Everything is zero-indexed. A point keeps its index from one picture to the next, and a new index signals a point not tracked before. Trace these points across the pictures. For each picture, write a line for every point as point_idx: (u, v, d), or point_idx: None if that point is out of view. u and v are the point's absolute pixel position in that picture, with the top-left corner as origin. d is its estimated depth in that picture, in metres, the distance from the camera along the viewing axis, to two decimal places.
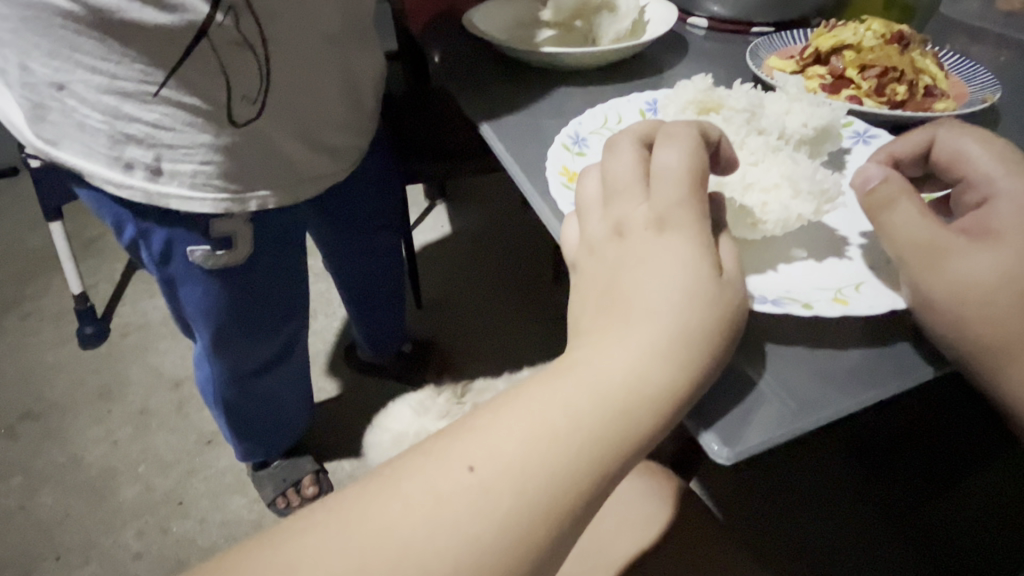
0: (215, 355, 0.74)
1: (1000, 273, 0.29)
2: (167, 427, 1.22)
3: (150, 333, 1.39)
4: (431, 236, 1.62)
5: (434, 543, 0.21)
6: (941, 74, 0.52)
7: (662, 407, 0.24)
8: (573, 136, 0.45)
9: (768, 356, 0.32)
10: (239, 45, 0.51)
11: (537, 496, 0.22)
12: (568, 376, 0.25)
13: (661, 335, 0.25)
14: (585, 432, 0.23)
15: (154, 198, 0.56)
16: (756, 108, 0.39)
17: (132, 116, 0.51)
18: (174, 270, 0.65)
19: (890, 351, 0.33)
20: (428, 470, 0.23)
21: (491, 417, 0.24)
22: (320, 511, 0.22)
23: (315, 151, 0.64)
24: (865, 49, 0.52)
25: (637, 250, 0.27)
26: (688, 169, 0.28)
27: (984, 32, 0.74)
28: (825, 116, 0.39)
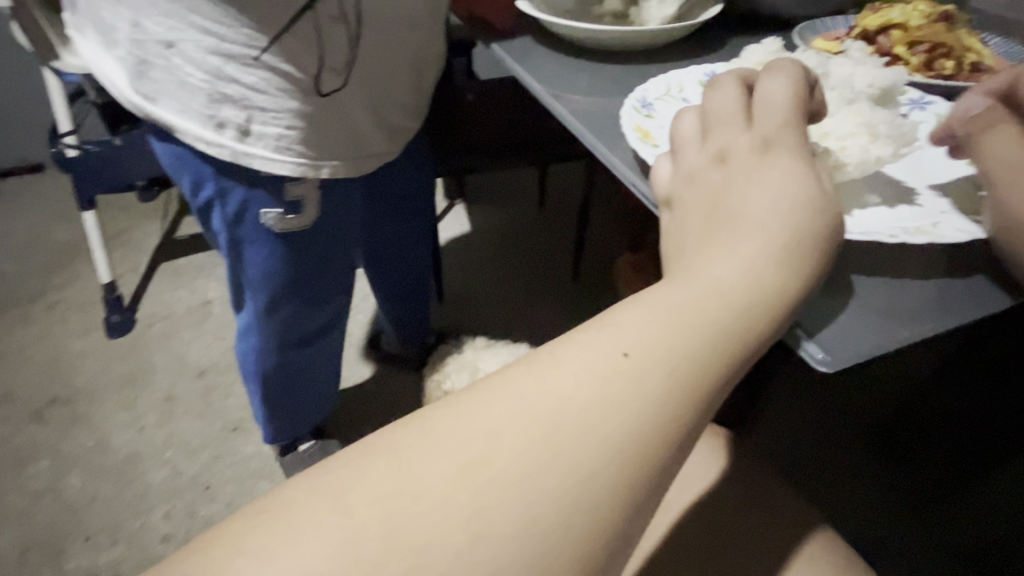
0: (265, 320, 0.78)
1: None
2: (194, 412, 1.24)
3: (175, 321, 1.41)
4: (453, 232, 1.65)
5: (603, 420, 0.22)
6: (986, 53, 0.54)
7: (783, 302, 0.26)
8: (641, 100, 0.48)
9: (856, 285, 0.35)
10: (337, 19, 0.59)
11: (691, 381, 0.23)
12: (700, 276, 0.26)
13: (776, 238, 0.27)
14: (722, 321, 0.25)
15: (239, 157, 0.62)
16: (823, 70, 0.42)
17: (233, 77, 0.58)
18: (244, 231, 0.70)
19: (968, 282, 0.36)
20: (578, 358, 0.24)
21: (628, 313, 0.25)
22: (475, 394, 0.24)
23: (382, 129, 0.72)
24: (912, 28, 0.55)
25: (745, 168, 0.30)
26: (788, 98, 0.32)
27: (1015, 23, 0.76)
28: (888, 77, 0.42)
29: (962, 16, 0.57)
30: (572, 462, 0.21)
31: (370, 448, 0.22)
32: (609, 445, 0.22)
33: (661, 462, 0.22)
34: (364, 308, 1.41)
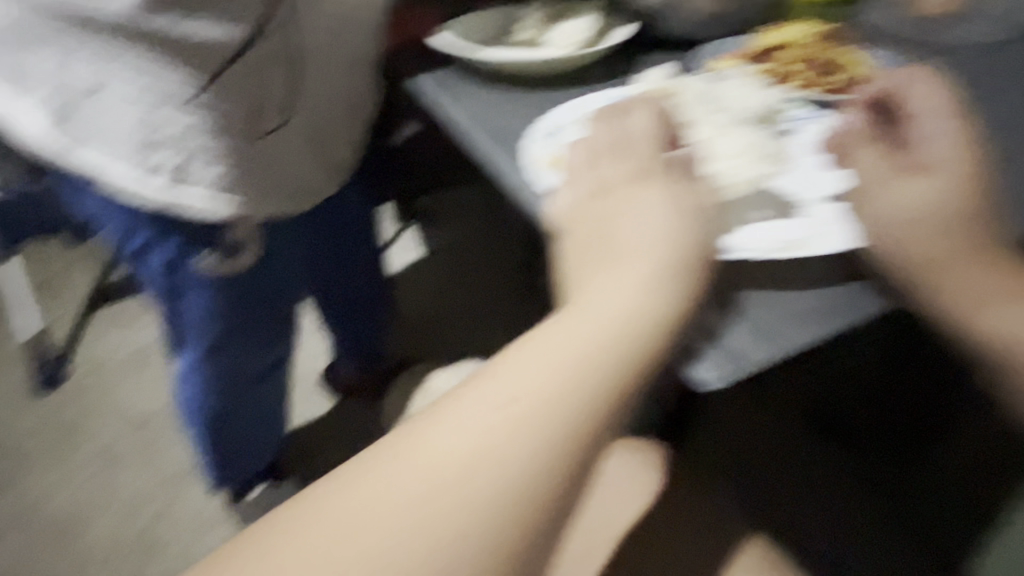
0: (210, 368, 0.76)
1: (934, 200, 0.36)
2: (141, 462, 1.18)
3: (118, 366, 1.35)
4: (408, 254, 1.65)
5: (508, 446, 0.27)
6: (869, 68, 0.58)
7: (658, 326, 0.31)
8: (551, 129, 0.54)
9: (745, 303, 0.39)
10: (273, 63, 0.62)
11: (579, 410, 0.28)
12: (588, 315, 0.31)
13: (648, 274, 0.32)
14: (602, 352, 0.30)
15: (173, 200, 0.61)
16: (712, 94, 0.48)
17: (166, 121, 0.57)
18: (181, 279, 0.69)
19: (848, 289, 0.39)
20: (482, 396, 0.29)
21: (525, 352, 0.30)
22: (403, 433, 0.29)
23: (318, 166, 0.72)
24: (802, 47, 0.58)
25: (619, 198, 0.37)
26: (647, 138, 0.40)
27: None
28: (764, 100, 0.48)
29: (845, 34, 0.61)
30: (486, 484, 0.27)
31: (312, 502, 0.27)
32: (510, 468, 0.27)
33: (558, 477, 0.27)
34: (320, 339, 1.39)
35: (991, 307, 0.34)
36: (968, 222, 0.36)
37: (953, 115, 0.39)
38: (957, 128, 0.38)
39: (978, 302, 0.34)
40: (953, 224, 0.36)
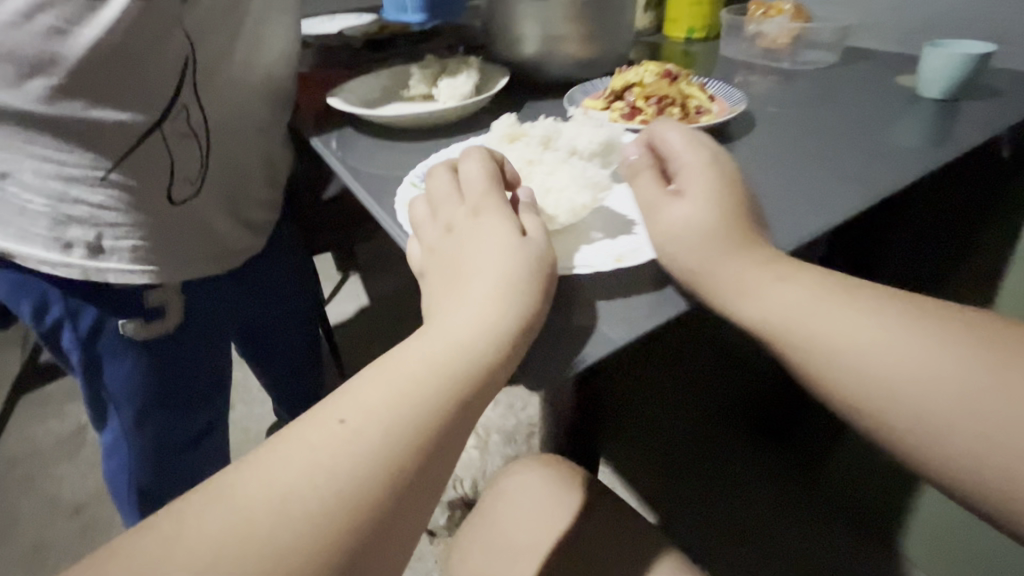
0: (137, 434, 0.72)
1: (687, 221, 0.41)
2: (70, 556, 1.09)
3: (42, 457, 1.26)
4: (349, 305, 1.66)
5: (367, 442, 0.31)
6: (704, 98, 0.68)
7: (495, 331, 0.36)
8: (420, 175, 0.55)
9: (600, 310, 0.41)
10: (187, 136, 0.60)
11: (421, 408, 0.33)
12: (442, 326, 0.37)
13: (485, 289, 0.38)
14: (443, 360, 0.34)
15: (92, 274, 0.59)
16: (552, 135, 0.52)
17: (79, 198, 0.56)
18: (102, 347, 0.66)
19: (665, 293, 0.42)
20: (330, 413, 0.32)
21: (372, 371, 0.34)
22: (256, 456, 0.31)
23: (237, 225, 0.71)
24: (647, 85, 0.67)
25: (464, 234, 0.42)
26: (483, 173, 0.45)
27: (758, 65, 0.95)
28: (603, 134, 0.52)
29: (683, 70, 0.70)
30: (347, 475, 0.30)
31: (180, 517, 0.29)
32: (360, 464, 0.30)
33: (408, 468, 0.31)
34: (261, 401, 1.37)
35: (758, 292, 0.39)
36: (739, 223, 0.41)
37: (700, 147, 0.45)
38: (703, 158, 0.44)
39: (741, 292, 0.39)
40: (721, 228, 0.41)
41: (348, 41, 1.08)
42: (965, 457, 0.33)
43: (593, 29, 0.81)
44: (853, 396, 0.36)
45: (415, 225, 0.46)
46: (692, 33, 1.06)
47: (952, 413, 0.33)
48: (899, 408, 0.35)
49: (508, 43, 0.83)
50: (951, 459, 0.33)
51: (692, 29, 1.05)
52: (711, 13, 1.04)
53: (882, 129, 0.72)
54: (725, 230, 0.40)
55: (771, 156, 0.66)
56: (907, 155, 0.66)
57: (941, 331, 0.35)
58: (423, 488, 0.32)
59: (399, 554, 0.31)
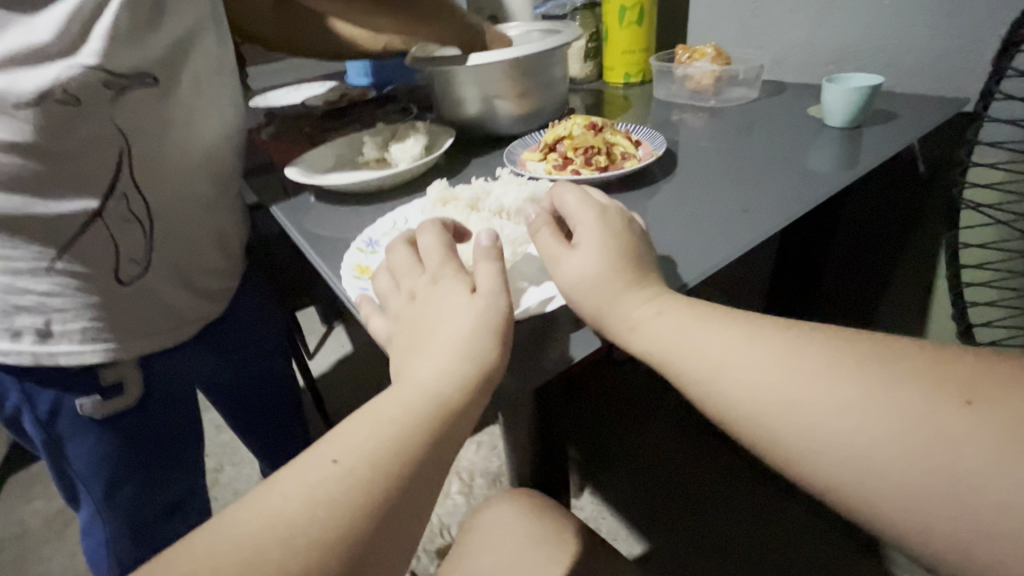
0: (108, 507, 0.75)
1: (582, 267, 0.45)
2: None
3: (32, 537, 1.26)
4: (333, 356, 1.68)
5: (360, 475, 0.34)
6: (629, 144, 0.74)
7: (460, 379, 0.38)
8: (367, 241, 0.59)
9: (572, 339, 0.46)
10: (128, 221, 0.64)
11: (399, 448, 0.35)
12: (410, 381, 0.38)
13: (448, 343, 0.39)
14: (416, 407, 0.37)
15: (43, 357, 0.64)
16: (481, 196, 0.58)
17: (26, 288, 0.60)
18: (63, 428, 0.69)
19: (581, 333, 0.46)
20: (310, 463, 0.35)
21: (347, 424, 0.37)
22: (238, 509, 0.33)
23: (193, 294, 0.74)
24: (575, 137, 0.74)
25: (424, 300, 0.43)
26: (440, 242, 0.47)
27: (688, 105, 1.03)
28: (528, 192, 0.58)
29: (609, 120, 0.77)
30: (332, 515, 0.32)
31: None
32: (345, 502, 0.33)
33: (391, 495, 0.34)
34: (249, 461, 1.37)
35: (643, 326, 0.41)
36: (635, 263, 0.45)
37: (590, 206, 0.49)
38: (594, 213, 0.48)
39: (630, 325, 0.42)
40: (617, 269, 0.44)
41: (310, 111, 1.16)
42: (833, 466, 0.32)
43: (529, 87, 0.88)
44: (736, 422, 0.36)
45: (380, 298, 0.47)
46: (628, 78, 1.15)
47: (818, 426, 0.33)
48: (774, 432, 0.34)
49: (453, 106, 0.91)
50: (825, 476, 0.33)
51: (628, 74, 1.14)
52: (644, 59, 1.13)
53: (797, 158, 0.78)
54: (621, 268, 0.44)
55: (688, 195, 0.71)
56: (819, 180, 0.72)
57: (802, 353, 0.35)
58: (407, 516, 0.35)
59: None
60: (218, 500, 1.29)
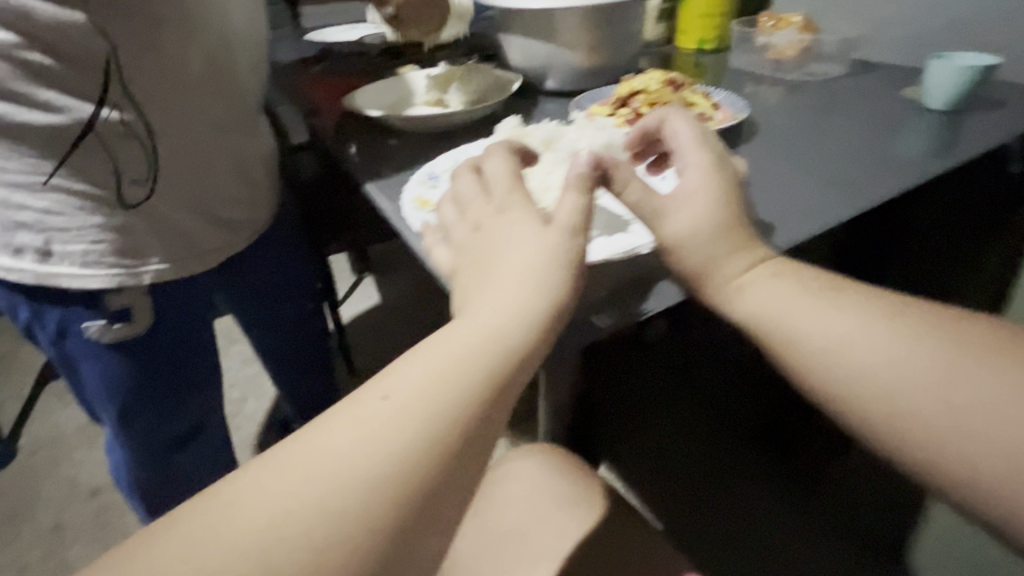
0: (122, 431, 0.72)
1: (693, 225, 0.39)
2: (86, 536, 1.10)
3: (64, 442, 1.28)
4: (360, 305, 1.67)
5: (415, 417, 0.28)
6: (707, 105, 0.71)
7: (527, 323, 0.33)
8: (429, 174, 0.58)
9: (658, 286, 0.46)
10: (126, 136, 0.57)
11: (460, 392, 0.30)
12: (473, 320, 0.33)
13: (517, 282, 0.34)
14: (482, 350, 0.31)
15: (44, 278, 0.60)
16: (555, 137, 0.55)
17: (25, 204, 0.57)
18: (74, 347, 0.66)
19: (661, 286, 0.45)
20: (355, 402, 0.29)
21: (396, 363, 0.31)
22: (267, 456, 0.28)
23: (209, 223, 0.69)
24: (651, 92, 0.71)
25: (491, 232, 0.38)
26: (509, 170, 0.41)
27: (766, 75, 0.97)
28: (605, 137, 0.55)
29: (688, 81, 0.74)
30: (385, 461, 0.27)
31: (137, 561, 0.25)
32: (396, 448, 0.28)
33: (453, 445, 0.29)
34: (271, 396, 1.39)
35: (750, 286, 0.38)
36: (740, 222, 0.39)
37: (704, 149, 0.41)
38: (708, 158, 0.40)
39: (736, 288, 0.38)
40: (729, 223, 0.39)
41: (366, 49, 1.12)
42: (943, 441, 0.32)
43: (602, 38, 0.83)
44: (871, 398, 0.34)
45: (444, 229, 0.43)
46: (703, 44, 1.08)
47: (938, 407, 0.32)
48: (919, 417, 0.33)
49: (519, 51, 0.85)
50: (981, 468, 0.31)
51: (703, 40, 1.07)
52: (721, 25, 1.06)
53: (886, 142, 0.71)
54: (726, 231, 0.38)
55: (765, 167, 0.66)
56: (906, 167, 0.65)
57: (922, 333, 0.34)
58: (468, 472, 0.29)
59: (438, 545, 0.28)
60: (241, 430, 1.31)
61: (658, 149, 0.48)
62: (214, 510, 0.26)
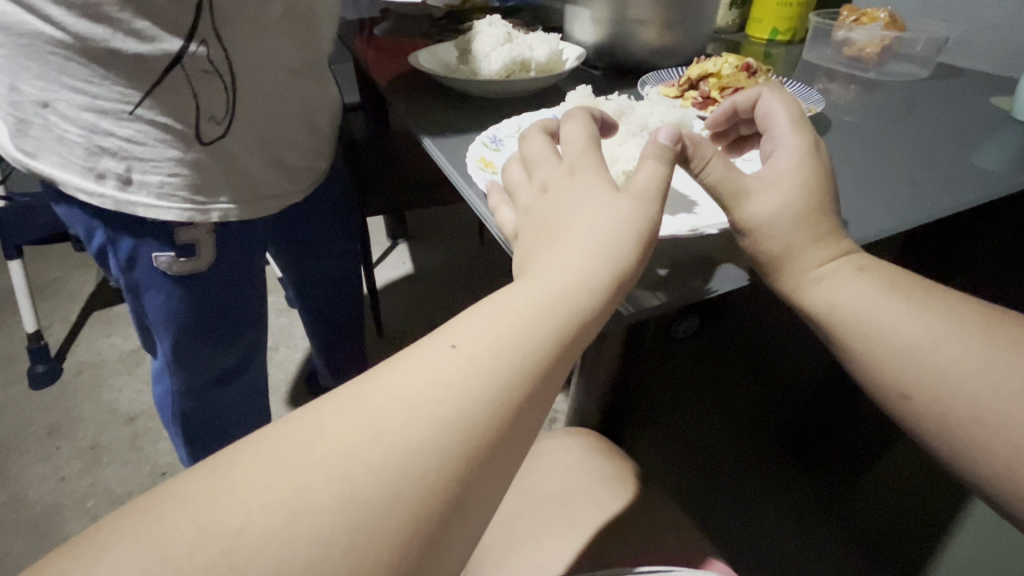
0: (175, 362, 0.70)
1: (784, 207, 0.40)
2: (120, 458, 1.16)
3: (105, 368, 1.34)
4: (393, 272, 1.63)
5: (482, 365, 0.27)
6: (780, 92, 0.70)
7: (601, 286, 0.32)
8: (492, 137, 0.59)
9: (718, 266, 0.45)
10: (209, 74, 0.56)
11: (531, 347, 0.28)
12: (539, 275, 0.32)
13: (589, 243, 0.33)
14: (552, 310, 0.30)
15: (123, 207, 0.57)
16: (625, 112, 0.57)
17: (109, 130, 0.54)
18: (141, 276, 0.63)
19: (718, 265, 0.45)
20: (420, 351, 0.28)
21: (459, 316, 0.31)
22: (322, 403, 0.26)
23: (274, 168, 0.69)
24: (724, 77, 0.70)
25: (563, 192, 0.37)
26: (586, 134, 0.40)
27: (840, 72, 0.92)
28: (675, 115, 0.56)
29: (761, 66, 0.74)
30: (455, 408, 0.26)
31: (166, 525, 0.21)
32: (465, 397, 0.26)
33: (522, 397, 0.27)
34: (301, 347, 1.43)
35: (831, 276, 0.40)
36: (824, 212, 0.41)
37: (803, 129, 0.43)
38: (801, 141, 0.42)
39: (819, 277, 0.40)
40: (813, 216, 0.40)
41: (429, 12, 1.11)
42: None
43: (676, 18, 0.80)
44: (988, 445, 0.35)
45: (509, 189, 0.43)
46: (775, 34, 1.04)
47: (997, 408, 0.35)
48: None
49: (584, 24, 0.83)
50: None
51: (775, 31, 1.03)
52: (799, 15, 1.01)
53: (962, 152, 0.68)
54: (809, 220, 0.40)
55: (841, 161, 0.64)
56: (991, 178, 0.62)
57: (991, 337, 0.36)
58: (530, 428, 0.28)
59: (498, 489, 0.27)
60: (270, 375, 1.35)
61: (741, 130, 0.51)
62: (277, 442, 0.24)
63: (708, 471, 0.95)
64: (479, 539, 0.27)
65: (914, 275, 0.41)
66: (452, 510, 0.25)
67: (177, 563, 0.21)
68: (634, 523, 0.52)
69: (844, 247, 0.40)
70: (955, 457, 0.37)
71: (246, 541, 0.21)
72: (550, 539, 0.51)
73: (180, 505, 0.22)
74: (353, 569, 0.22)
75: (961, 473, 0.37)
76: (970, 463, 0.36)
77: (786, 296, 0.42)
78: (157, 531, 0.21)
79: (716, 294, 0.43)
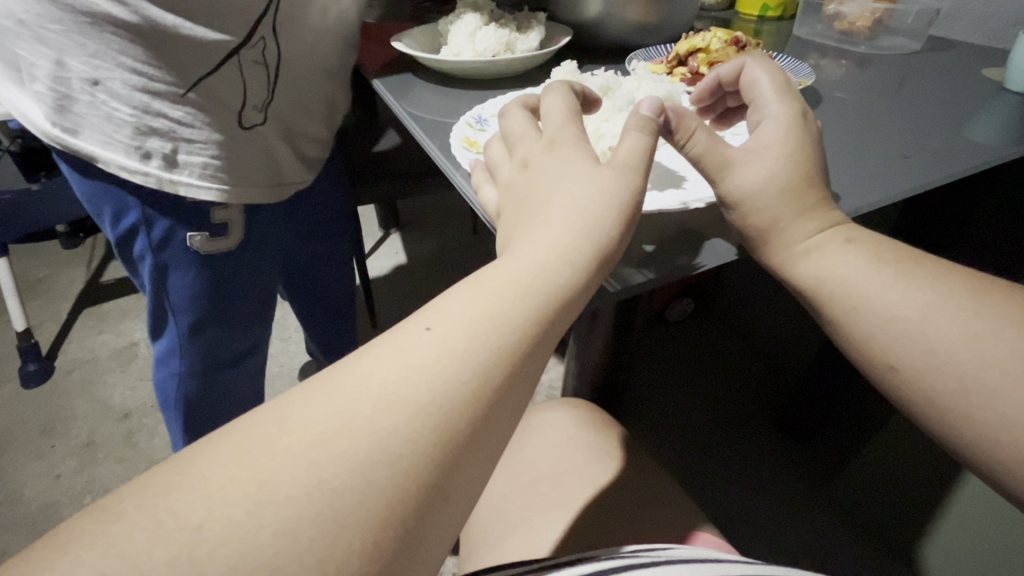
0: (192, 344, 0.68)
1: (771, 179, 0.39)
2: (116, 455, 1.15)
3: (97, 366, 1.33)
4: (386, 262, 1.62)
5: (462, 346, 0.27)
6: None
7: (589, 264, 0.31)
8: (477, 117, 0.58)
9: (707, 242, 0.45)
10: (258, 65, 0.58)
11: (508, 327, 0.28)
12: (520, 254, 0.31)
13: (577, 217, 0.32)
14: (532, 291, 0.29)
15: (165, 186, 0.56)
16: (612, 88, 0.56)
17: (160, 112, 0.53)
18: (173, 256, 0.62)
19: (707, 241, 0.45)
20: (398, 336, 0.27)
21: (438, 299, 0.29)
22: (296, 394, 0.25)
23: (297, 159, 0.71)
24: (712, 51, 0.68)
25: (544, 167, 0.36)
26: (565, 105, 0.39)
27: (830, 46, 0.91)
28: (663, 90, 0.55)
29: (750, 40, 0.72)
30: (428, 392, 0.25)
31: (124, 524, 0.20)
32: (442, 382, 0.26)
33: (498, 382, 0.27)
34: (296, 340, 1.42)
35: (818, 249, 0.39)
36: (812, 184, 0.40)
37: (790, 97, 0.42)
38: (790, 111, 0.41)
39: (807, 249, 0.39)
40: (802, 188, 0.39)
41: None
42: None
43: None
44: (976, 416, 0.34)
45: (491, 167, 0.42)
46: (765, 10, 1.03)
47: (986, 378, 0.34)
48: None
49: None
50: None
51: (765, 6, 1.02)
52: None
53: (955, 123, 0.67)
54: (797, 192, 0.39)
55: (832, 135, 0.63)
56: (984, 148, 0.62)
57: (981, 307, 0.36)
58: (510, 414, 0.27)
59: (480, 473, 0.26)
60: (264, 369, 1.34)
61: (728, 102, 0.50)
62: (238, 435, 0.24)
63: (707, 452, 0.94)
64: (460, 526, 0.26)
65: (903, 245, 0.40)
66: (428, 496, 0.24)
67: (136, 561, 0.20)
68: (625, 497, 0.52)
69: (833, 219, 0.40)
70: (945, 428, 0.36)
71: (207, 535, 0.21)
72: (542, 519, 0.51)
73: (136, 502, 0.21)
74: (322, 560, 0.22)
75: (952, 445, 0.36)
76: (959, 434, 0.35)
77: (775, 269, 0.41)
78: (114, 530, 0.20)
79: (706, 268, 0.42)
